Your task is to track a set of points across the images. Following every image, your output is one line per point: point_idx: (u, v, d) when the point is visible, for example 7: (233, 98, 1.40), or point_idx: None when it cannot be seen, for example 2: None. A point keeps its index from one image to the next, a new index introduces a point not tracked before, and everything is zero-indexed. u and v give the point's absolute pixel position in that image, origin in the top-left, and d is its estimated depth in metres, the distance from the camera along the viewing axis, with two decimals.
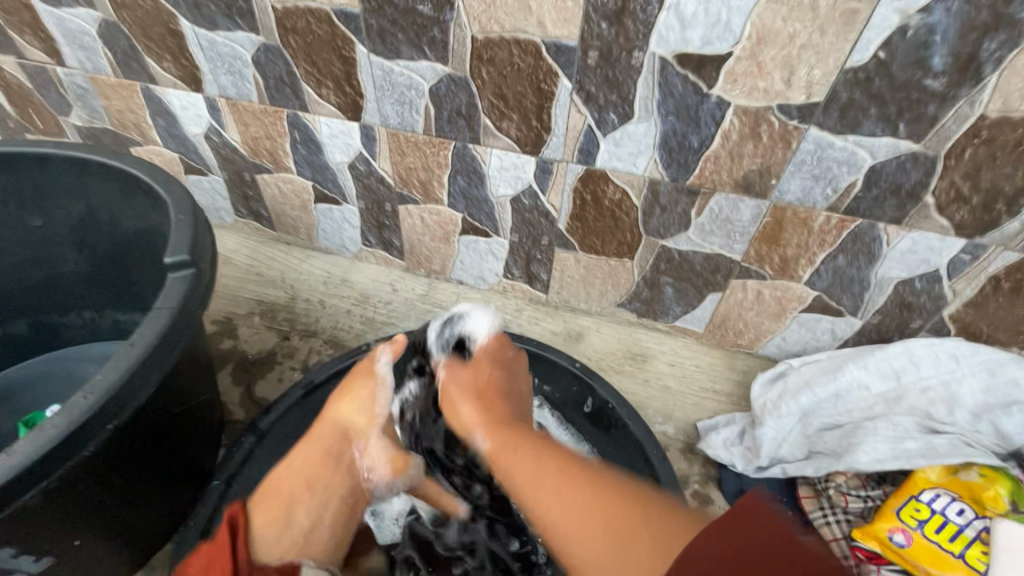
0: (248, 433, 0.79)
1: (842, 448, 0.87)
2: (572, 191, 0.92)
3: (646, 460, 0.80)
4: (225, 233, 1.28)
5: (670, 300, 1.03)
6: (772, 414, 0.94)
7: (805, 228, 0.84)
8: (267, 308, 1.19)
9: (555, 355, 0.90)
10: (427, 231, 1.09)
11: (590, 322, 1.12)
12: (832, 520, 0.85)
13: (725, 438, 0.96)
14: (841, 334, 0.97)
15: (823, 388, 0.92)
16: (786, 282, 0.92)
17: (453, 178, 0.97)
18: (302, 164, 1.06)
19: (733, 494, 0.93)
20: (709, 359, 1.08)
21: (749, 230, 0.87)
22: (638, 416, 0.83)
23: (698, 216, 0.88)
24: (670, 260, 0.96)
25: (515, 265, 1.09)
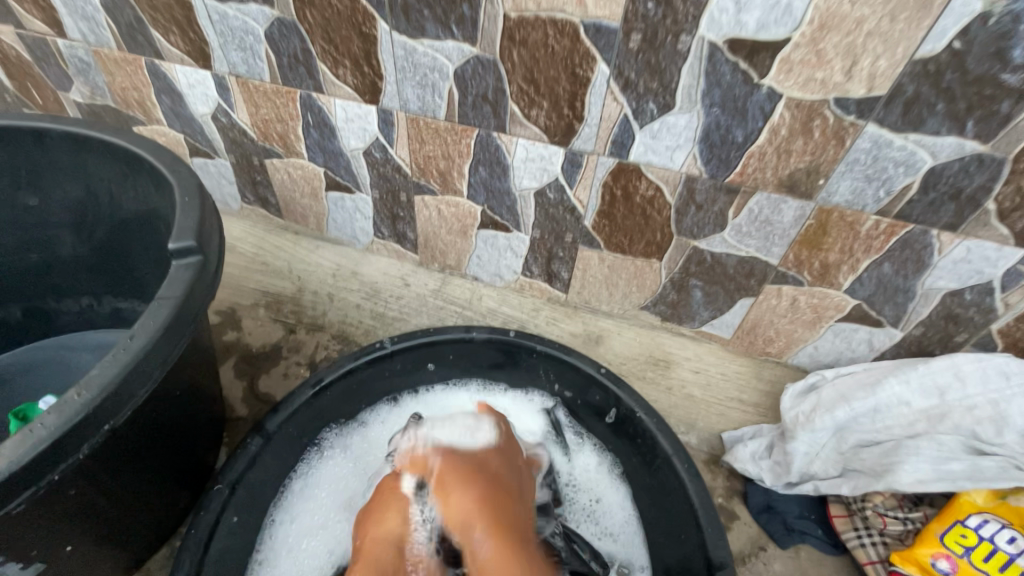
0: (254, 433, 0.73)
1: (880, 467, 0.83)
2: (601, 186, 0.86)
3: (677, 475, 0.74)
4: (229, 219, 1.22)
5: (698, 305, 0.98)
6: (804, 428, 0.89)
7: (851, 233, 0.78)
8: (272, 300, 1.15)
9: (578, 360, 0.85)
10: (443, 223, 1.04)
11: (611, 324, 1.06)
12: (868, 543, 0.82)
13: (753, 451, 0.91)
14: (879, 346, 0.91)
15: (861, 402, 0.87)
16: (825, 289, 0.87)
17: (474, 169, 0.92)
18: (314, 149, 1.01)
19: (760, 510, 0.88)
20: (735, 367, 1.02)
21: (790, 233, 0.82)
22: (667, 428, 0.78)
23: (735, 216, 0.82)
24: (701, 262, 0.91)
25: (534, 262, 1.04)
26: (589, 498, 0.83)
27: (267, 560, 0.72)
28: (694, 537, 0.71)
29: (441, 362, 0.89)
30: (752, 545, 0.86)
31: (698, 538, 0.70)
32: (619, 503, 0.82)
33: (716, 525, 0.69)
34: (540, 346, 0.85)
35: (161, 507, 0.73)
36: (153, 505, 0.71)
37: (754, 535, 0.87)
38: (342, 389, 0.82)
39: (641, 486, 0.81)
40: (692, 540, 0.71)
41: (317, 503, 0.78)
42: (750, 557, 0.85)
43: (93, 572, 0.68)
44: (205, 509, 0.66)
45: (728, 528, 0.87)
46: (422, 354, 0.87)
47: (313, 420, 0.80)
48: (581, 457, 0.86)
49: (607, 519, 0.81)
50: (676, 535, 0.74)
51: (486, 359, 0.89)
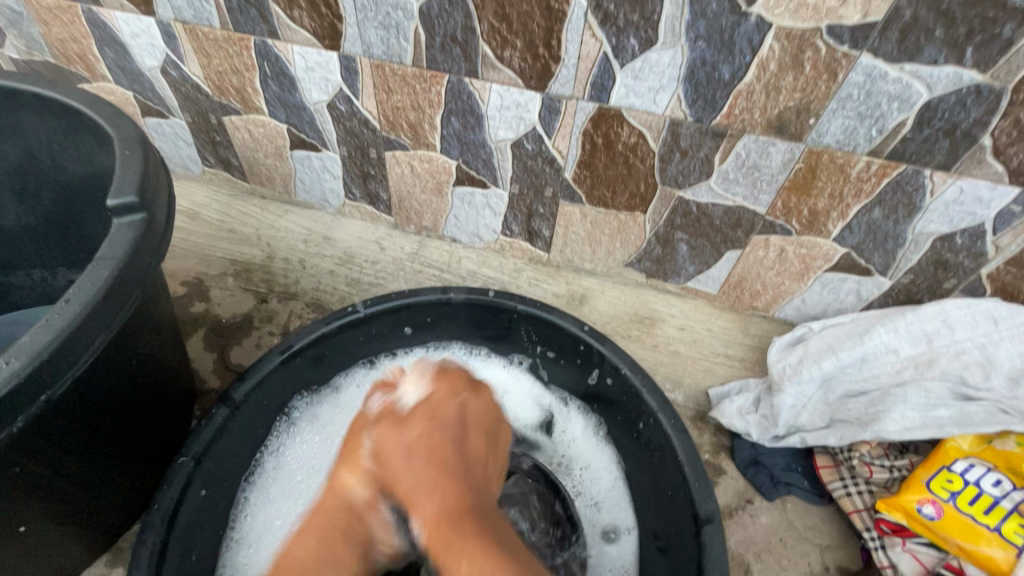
0: (221, 404, 0.68)
1: (867, 416, 0.82)
2: (582, 134, 0.82)
3: (661, 431, 0.72)
4: (192, 185, 1.16)
5: (683, 259, 0.95)
6: (791, 380, 0.87)
7: (841, 176, 0.75)
8: (241, 269, 1.09)
9: (561, 319, 0.81)
10: (417, 181, 0.99)
11: (595, 284, 1.03)
12: (854, 491, 0.81)
13: (740, 406, 0.90)
14: (867, 296, 0.89)
15: (849, 353, 0.85)
16: (814, 238, 0.84)
17: (446, 120, 0.86)
18: (274, 104, 0.94)
19: (748, 464, 0.87)
20: (721, 323, 1.00)
21: (778, 179, 0.78)
22: (653, 384, 0.75)
23: (722, 162, 0.78)
24: (686, 213, 0.87)
25: (514, 220, 0.99)
26: (576, 465, 0.82)
27: (243, 538, 0.70)
28: (681, 492, 0.69)
29: (419, 325, 0.85)
30: (739, 499, 0.85)
31: (686, 493, 0.68)
32: (605, 467, 0.81)
33: (703, 479, 0.67)
34: (521, 306, 0.81)
35: (130, 481, 0.70)
36: (119, 480, 0.68)
37: (741, 489, 0.86)
38: (312, 356, 0.78)
39: (627, 447, 0.79)
40: (679, 497, 0.69)
41: (292, 477, 0.75)
42: (737, 510, 0.84)
43: (61, 551, 0.65)
44: (167, 484, 0.62)
45: (715, 482, 0.86)
46: (397, 318, 0.83)
47: (281, 387, 0.76)
48: (567, 423, 0.86)
49: (593, 487, 0.80)
50: (662, 492, 0.73)
51: (464, 321, 0.86)
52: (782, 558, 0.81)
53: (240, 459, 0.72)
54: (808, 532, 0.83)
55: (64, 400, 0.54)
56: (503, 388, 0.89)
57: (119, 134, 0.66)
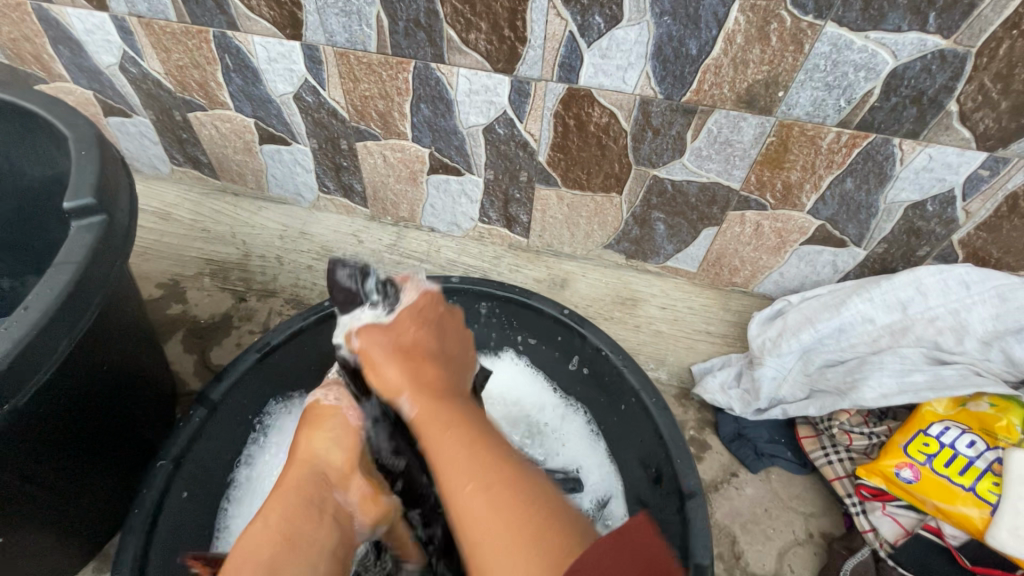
0: (197, 405, 0.67)
1: (846, 385, 0.83)
2: (553, 116, 0.81)
3: (643, 409, 0.73)
4: (160, 185, 1.13)
5: (662, 238, 0.95)
6: (771, 354, 0.89)
7: (812, 148, 0.75)
8: (217, 268, 1.08)
9: (541, 303, 0.81)
10: (391, 171, 0.97)
11: (576, 267, 1.02)
12: (835, 459, 0.83)
13: (722, 381, 0.91)
14: (844, 267, 0.90)
15: (826, 324, 0.86)
16: (788, 212, 0.84)
17: (416, 107, 0.85)
18: (239, 97, 0.91)
19: (731, 439, 0.89)
20: (702, 300, 1.00)
21: (751, 154, 0.78)
22: (634, 363, 0.76)
23: (694, 139, 0.78)
24: (662, 192, 0.87)
25: (491, 206, 0.98)
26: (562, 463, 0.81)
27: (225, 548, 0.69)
28: (664, 468, 0.70)
29: None
30: (724, 472, 0.87)
31: (669, 469, 0.69)
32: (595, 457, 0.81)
33: (685, 454, 0.68)
34: (500, 293, 0.81)
35: (109, 488, 0.69)
36: (100, 484, 0.67)
37: (725, 463, 0.88)
38: (292, 353, 0.77)
39: (613, 428, 0.79)
40: (664, 472, 0.70)
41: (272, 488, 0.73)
42: (722, 484, 0.86)
43: (44, 560, 0.65)
44: (147, 488, 0.61)
45: (700, 457, 0.88)
46: None
47: (260, 386, 0.75)
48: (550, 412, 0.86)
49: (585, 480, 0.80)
50: (648, 469, 0.73)
51: None
52: (768, 527, 0.83)
53: (222, 459, 0.71)
54: (791, 500, 0.85)
55: (31, 409, 0.53)
56: (503, 386, 0.88)
57: (72, 133, 0.63)
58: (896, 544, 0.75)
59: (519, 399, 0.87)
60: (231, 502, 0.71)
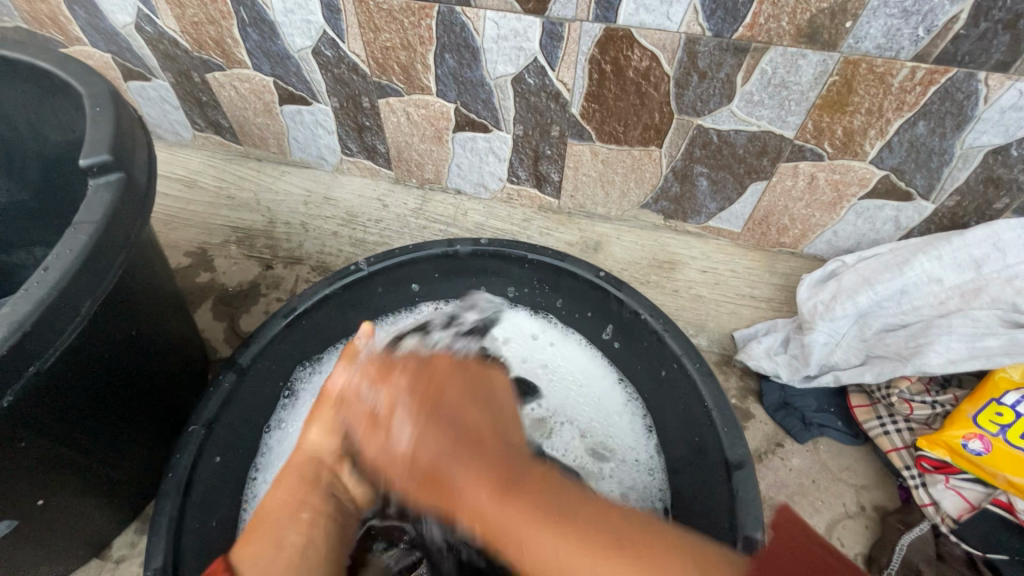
0: (227, 370, 0.66)
1: (907, 350, 0.77)
2: (588, 61, 0.74)
3: (685, 374, 0.69)
4: (184, 151, 1.11)
5: (704, 196, 0.88)
6: (823, 318, 0.82)
7: (880, 88, 0.67)
8: (243, 236, 1.06)
9: (576, 265, 0.76)
10: (415, 130, 0.93)
11: (610, 230, 0.98)
12: (892, 430, 0.78)
13: (768, 347, 0.86)
14: (907, 223, 0.82)
15: (886, 286, 0.80)
16: (848, 162, 0.76)
17: (440, 57, 0.80)
18: (257, 55, 0.88)
19: (776, 408, 0.84)
20: (747, 263, 0.94)
21: (809, 97, 0.70)
22: (675, 327, 0.71)
23: (745, 82, 0.71)
24: (706, 144, 0.80)
25: (520, 165, 0.93)
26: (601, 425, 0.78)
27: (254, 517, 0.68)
28: (708, 436, 0.66)
29: (426, 282, 0.82)
30: (769, 443, 0.83)
31: (714, 438, 0.65)
32: (630, 425, 0.78)
33: (732, 422, 0.64)
34: (533, 255, 0.77)
35: (142, 454, 0.69)
36: (133, 449, 0.67)
37: (770, 432, 0.84)
38: (318, 318, 0.75)
39: (652, 393, 0.76)
40: (707, 442, 0.66)
41: None
42: (767, 454, 0.82)
43: (84, 520, 0.66)
44: (180, 452, 0.60)
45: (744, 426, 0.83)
46: (404, 275, 0.80)
47: (285, 351, 0.73)
48: (591, 377, 0.81)
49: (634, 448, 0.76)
50: (690, 438, 0.69)
51: (473, 274, 0.82)
52: (816, 499, 0.78)
53: (251, 425, 0.70)
54: (842, 472, 0.80)
55: (59, 373, 0.52)
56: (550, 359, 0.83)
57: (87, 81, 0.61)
58: (960, 519, 0.70)
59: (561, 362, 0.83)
60: (261, 469, 0.71)
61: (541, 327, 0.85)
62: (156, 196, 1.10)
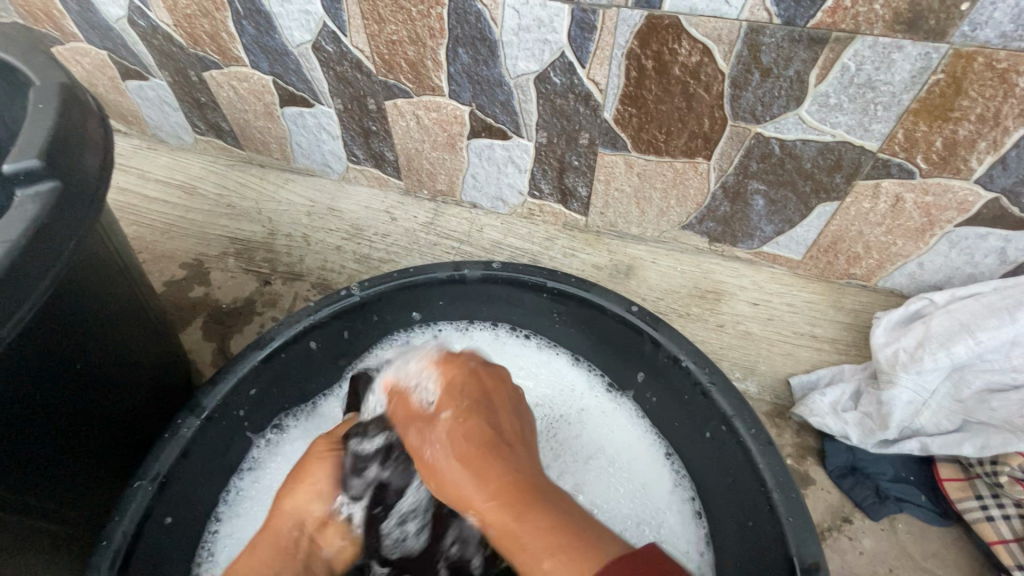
0: (186, 414, 0.57)
1: (1021, 419, 0.62)
2: (625, 56, 0.62)
3: (736, 441, 0.56)
4: (185, 156, 1.04)
5: (758, 217, 0.75)
6: (907, 370, 0.67)
7: (999, 88, 0.53)
8: (242, 248, 0.98)
9: (602, 297, 0.64)
10: (426, 136, 0.82)
11: (644, 252, 0.85)
12: (998, 516, 0.63)
13: (834, 401, 0.72)
14: (1015, 257, 0.67)
15: (992, 335, 0.64)
16: (946, 181, 0.62)
17: (453, 53, 0.69)
18: (254, 51, 0.79)
19: (842, 474, 0.71)
20: (806, 296, 0.80)
21: (901, 100, 0.57)
22: (725, 379, 0.58)
23: (819, 82, 0.58)
24: (765, 156, 0.67)
25: (543, 177, 0.82)
26: (639, 486, 0.65)
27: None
28: (766, 524, 0.52)
29: (430, 310, 0.71)
30: (833, 516, 0.69)
31: (773, 528, 0.52)
32: (671, 491, 0.64)
33: (799, 510, 0.50)
34: (552, 282, 0.65)
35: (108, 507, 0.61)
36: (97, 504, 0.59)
37: (835, 504, 0.70)
38: (301, 351, 0.65)
39: (694, 456, 0.63)
40: (765, 529, 0.53)
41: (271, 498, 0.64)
42: (832, 532, 0.68)
43: None
44: (121, 513, 0.51)
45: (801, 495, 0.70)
46: (403, 301, 0.69)
47: (259, 390, 0.63)
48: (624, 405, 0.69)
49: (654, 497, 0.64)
50: (741, 521, 0.56)
51: (482, 301, 0.70)
52: None
53: (212, 474, 0.60)
54: (927, 560, 0.66)
55: None
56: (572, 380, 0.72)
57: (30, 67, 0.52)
58: None
59: (586, 405, 0.70)
60: (221, 519, 0.62)
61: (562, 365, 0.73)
62: (154, 203, 1.02)
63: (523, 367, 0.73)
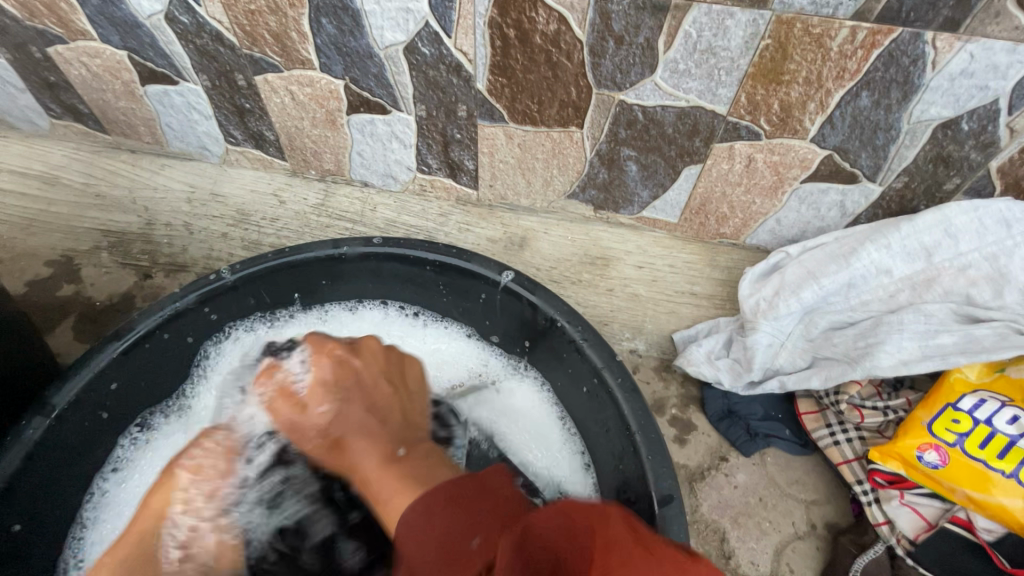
0: (34, 414, 0.52)
1: (857, 351, 0.70)
2: (488, 25, 0.63)
3: (605, 389, 0.59)
4: (42, 143, 0.93)
5: (634, 182, 0.78)
6: (766, 317, 0.75)
7: (818, 52, 0.58)
8: (116, 240, 0.92)
9: (481, 265, 0.66)
10: (304, 112, 0.79)
11: (536, 223, 0.86)
12: (843, 440, 0.71)
13: (709, 351, 0.78)
14: (853, 209, 0.74)
15: (832, 280, 0.72)
16: (787, 141, 0.68)
17: (317, 23, 0.67)
18: (101, 22, 0.73)
19: (720, 417, 0.77)
20: (685, 256, 0.84)
21: (739, 65, 0.61)
22: (594, 334, 0.61)
23: (667, 49, 0.61)
24: (632, 123, 0.70)
25: (429, 152, 0.81)
26: (527, 445, 0.67)
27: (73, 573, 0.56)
28: (631, 466, 0.56)
29: (313, 289, 0.70)
30: (712, 457, 0.76)
31: (637, 467, 0.55)
32: (560, 446, 0.66)
33: (658, 448, 0.54)
34: (428, 254, 0.65)
35: None
36: None
37: (714, 445, 0.77)
38: (167, 339, 0.62)
39: (577, 411, 0.65)
40: (631, 471, 0.56)
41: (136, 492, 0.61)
42: (710, 470, 0.75)
43: None
44: None
45: (684, 441, 0.76)
46: (280, 282, 0.67)
47: (121, 384, 0.59)
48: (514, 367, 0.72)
49: (547, 446, 0.66)
50: (614, 464, 0.59)
51: (364, 278, 0.70)
52: (763, 520, 0.71)
53: (71, 478, 0.58)
54: (791, 487, 0.74)
55: None
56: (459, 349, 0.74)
57: None
58: (917, 539, 0.64)
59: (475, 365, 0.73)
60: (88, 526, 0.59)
61: (448, 337, 0.74)
62: (10, 194, 0.93)
63: (413, 342, 0.74)
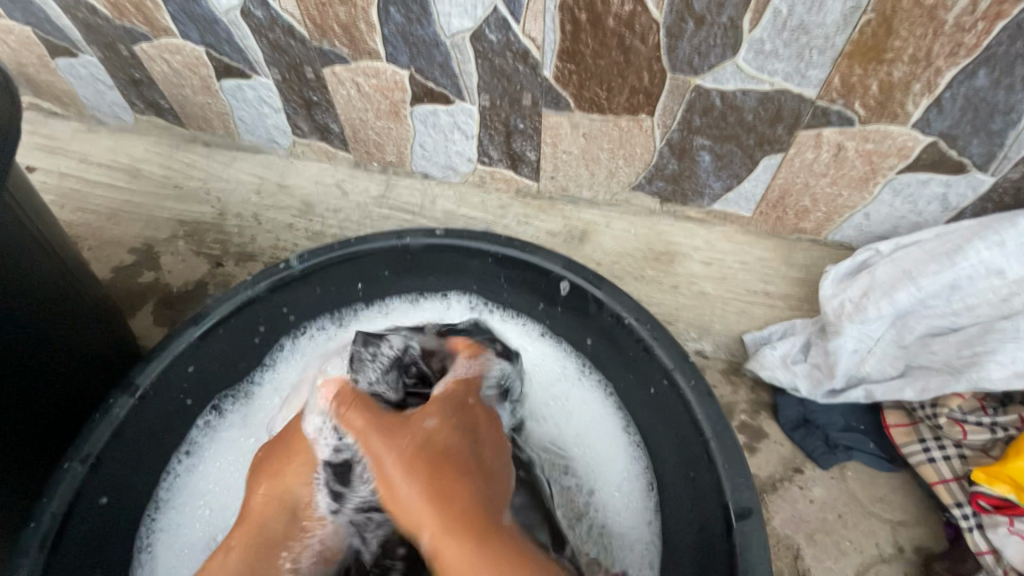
0: (118, 394, 0.55)
1: (960, 361, 0.64)
2: (558, 9, 0.61)
3: (678, 394, 0.56)
4: (128, 137, 1.00)
5: (706, 173, 0.74)
6: (852, 319, 0.69)
7: (930, 26, 0.52)
8: (192, 230, 0.92)
9: (546, 257, 0.64)
10: (369, 104, 0.80)
11: (598, 216, 0.84)
12: (939, 458, 0.65)
13: (784, 354, 0.72)
14: (956, 202, 0.67)
15: (932, 281, 0.66)
16: (884, 127, 0.62)
17: (385, 13, 0.67)
18: (182, 19, 0.76)
19: (794, 426, 0.70)
20: (758, 254, 0.80)
21: (835, 43, 0.56)
22: (666, 334, 0.58)
23: (752, 28, 0.56)
24: (708, 109, 0.66)
25: (491, 143, 0.80)
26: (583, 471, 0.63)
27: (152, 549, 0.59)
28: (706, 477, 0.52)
29: (375, 281, 0.70)
30: (784, 468, 0.69)
31: (712, 476, 0.52)
32: (625, 463, 0.62)
33: (735, 457, 0.51)
34: (496, 246, 0.64)
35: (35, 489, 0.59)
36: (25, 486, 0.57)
37: (787, 456, 0.70)
38: (238, 325, 0.63)
39: (643, 416, 0.62)
40: (704, 482, 0.53)
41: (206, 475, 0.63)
42: (783, 482, 0.68)
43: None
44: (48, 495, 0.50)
45: (754, 450, 0.70)
46: (346, 273, 0.68)
47: (197, 368, 0.62)
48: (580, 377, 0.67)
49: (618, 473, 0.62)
50: (685, 472, 0.56)
51: (427, 270, 0.69)
52: (842, 539, 0.65)
53: (150, 457, 0.60)
54: (874, 505, 0.67)
55: None
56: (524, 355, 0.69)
57: None
58: None
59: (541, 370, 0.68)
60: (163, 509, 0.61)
61: (523, 332, 0.70)
62: (94, 185, 0.96)
63: None
